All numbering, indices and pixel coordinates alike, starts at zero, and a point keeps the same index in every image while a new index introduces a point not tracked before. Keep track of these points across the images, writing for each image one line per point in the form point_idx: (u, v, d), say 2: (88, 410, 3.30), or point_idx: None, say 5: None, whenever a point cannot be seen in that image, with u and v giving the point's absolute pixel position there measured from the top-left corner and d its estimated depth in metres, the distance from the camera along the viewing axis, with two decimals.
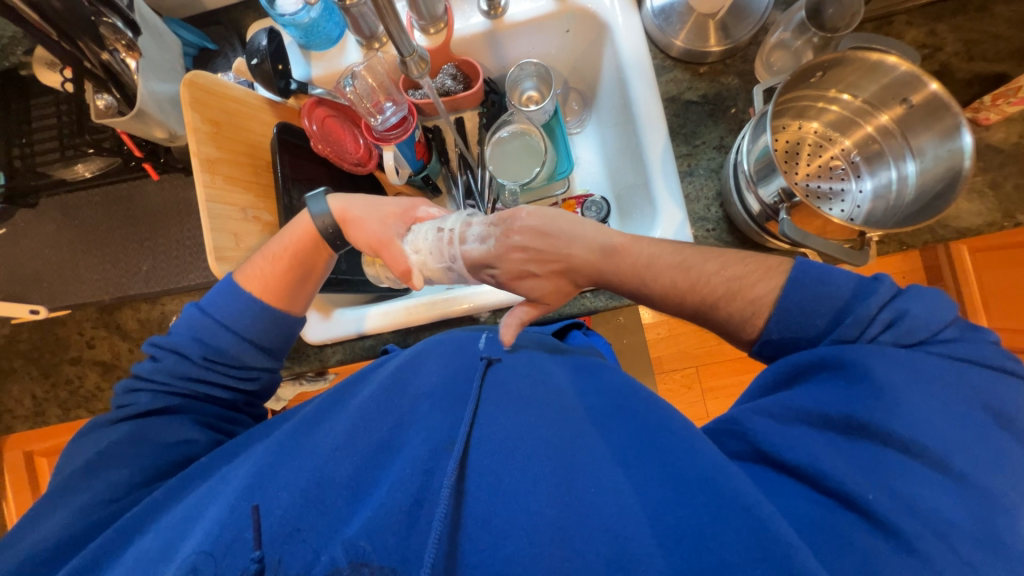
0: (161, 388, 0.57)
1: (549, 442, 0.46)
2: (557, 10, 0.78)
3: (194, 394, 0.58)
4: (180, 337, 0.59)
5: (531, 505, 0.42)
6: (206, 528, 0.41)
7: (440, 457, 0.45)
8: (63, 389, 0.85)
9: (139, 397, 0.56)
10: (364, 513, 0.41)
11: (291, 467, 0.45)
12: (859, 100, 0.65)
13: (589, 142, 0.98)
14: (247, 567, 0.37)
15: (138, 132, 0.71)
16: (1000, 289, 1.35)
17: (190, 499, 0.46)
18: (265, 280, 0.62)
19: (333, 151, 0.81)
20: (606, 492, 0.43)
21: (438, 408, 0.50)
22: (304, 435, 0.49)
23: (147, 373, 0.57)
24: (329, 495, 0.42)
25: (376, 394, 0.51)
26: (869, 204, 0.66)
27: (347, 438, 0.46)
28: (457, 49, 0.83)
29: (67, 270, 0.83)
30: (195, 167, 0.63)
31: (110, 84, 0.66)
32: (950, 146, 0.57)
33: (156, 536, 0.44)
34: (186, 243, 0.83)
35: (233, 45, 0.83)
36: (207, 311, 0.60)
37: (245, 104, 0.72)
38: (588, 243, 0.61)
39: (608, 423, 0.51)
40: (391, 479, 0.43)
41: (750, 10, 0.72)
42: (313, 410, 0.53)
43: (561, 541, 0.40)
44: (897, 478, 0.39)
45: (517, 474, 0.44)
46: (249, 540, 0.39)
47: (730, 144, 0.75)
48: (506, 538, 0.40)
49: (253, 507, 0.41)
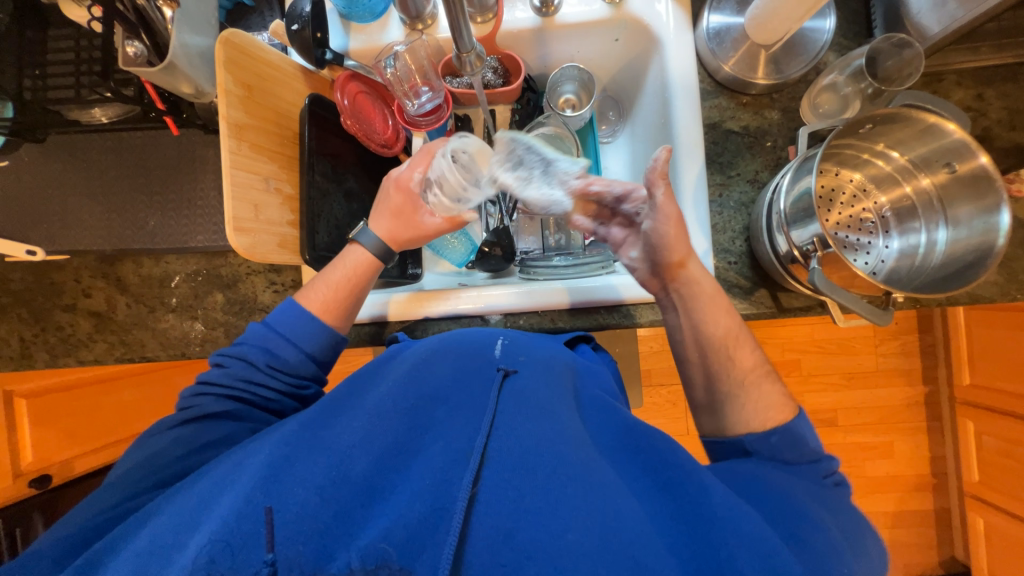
0: (224, 388, 0.62)
1: (568, 460, 0.50)
2: (611, 17, 0.76)
3: (245, 395, 0.63)
4: (248, 347, 0.65)
5: (557, 530, 0.44)
6: (221, 515, 0.43)
7: (458, 465, 0.49)
8: (52, 335, 0.83)
9: (204, 399, 0.62)
10: (381, 520, 0.45)
11: (308, 463, 0.48)
12: (905, 158, 0.66)
13: (620, 153, 0.97)
14: (259, 568, 0.40)
15: (164, 85, 0.68)
16: (987, 349, 1.40)
17: (207, 482, 0.50)
18: (324, 302, 0.68)
19: (361, 129, 0.78)
20: (620, 520, 0.46)
21: (455, 417, 0.56)
22: (319, 429, 0.53)
23: (218, 378, 0.63)
24: (347, 489, 0.47)
25: (394, 395, 0.56)
26: (894, 261, 0.66)
27: (365, 437, 0.51)
28: (502, 41, 0.81)
29: (70, 215, 0.80)
30: (223, 132, 0.61)
31: (140, 29, 0.63)
32: (986, 220, 0.57)
33: (163, 525, 0.46)
34: (197, 202, 0.80)
35: (270, 2, 0.79)
36: (273, 325, 0.66)
37: (279, 70, 0.69)
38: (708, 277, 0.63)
39: (615, 454, 0.55)
40: (408, 486, 0.48)
41: (807, 47, 0.71)
42: (326, 403, 0.58)
43: (586, 565, 0.41)
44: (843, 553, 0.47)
45: (536, 494, 0.47)
46: (263, 539, 0.42)
47: (764, 180, 0.75)
48: (522, 553, 0.43)
49: (266, 507, 0.43)
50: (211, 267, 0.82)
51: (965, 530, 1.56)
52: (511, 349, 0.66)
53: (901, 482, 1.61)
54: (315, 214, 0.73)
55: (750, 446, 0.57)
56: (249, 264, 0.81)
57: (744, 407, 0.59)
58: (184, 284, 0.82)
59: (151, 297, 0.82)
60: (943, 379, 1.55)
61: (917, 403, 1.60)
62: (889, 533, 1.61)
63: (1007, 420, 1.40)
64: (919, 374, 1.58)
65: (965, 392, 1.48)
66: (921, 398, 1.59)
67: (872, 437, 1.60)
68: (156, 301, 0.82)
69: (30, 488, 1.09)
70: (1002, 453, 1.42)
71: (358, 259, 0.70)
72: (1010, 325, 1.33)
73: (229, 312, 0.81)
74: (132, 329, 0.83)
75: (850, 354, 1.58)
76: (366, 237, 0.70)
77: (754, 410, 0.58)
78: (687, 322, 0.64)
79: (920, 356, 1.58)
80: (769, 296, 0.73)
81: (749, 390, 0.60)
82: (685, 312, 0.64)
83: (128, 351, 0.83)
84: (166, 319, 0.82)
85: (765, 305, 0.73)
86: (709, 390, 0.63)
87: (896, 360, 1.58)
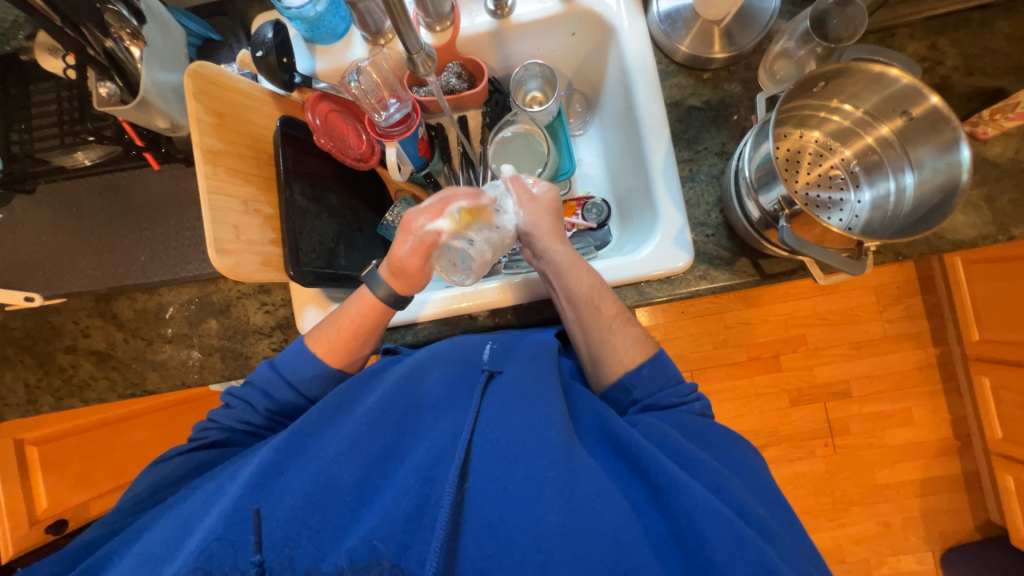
0: (230, 427, 0.68)
1: (552, 456, 0.53)
2: (564, 12, 0.79)
3: (254, 433, 0.69)
4: (252, 387, 0.68)
5: (536, 515, 0.49)
6: (209, 524, 0.49)
7: (442, 463, 0.54)
8: (55, 377, 0.85)
9: (208, 433, 0.67)
10: (368, 520, 0.50)
11: (296, 471, 0.54)
12: (860, 110, 0.66)
13: (591, 144, 0.99)
14: (248, 568, 0.46)
15: (140, 121, 0.71)
16: (990, 301, 1.37)
17: (203, 493, 0.56)
18: (333, 348, 0.69)
19: (337, 147, 0.81)
20: (598, 504, 0.51)
21: (441, 421, 0.59)
22: (310, 440, 0.58)
23: (220, 416, 0.68)
24: (333, 496, 0.52)
25: (381, 404, 0.59)
26: (868, 214, 0.67)
27: (351, 445, 0.55)
28: (464, 48, 0.83)
29: (63, 258, 0.82)
30: (198, 158, 0.63)
31: (113, 71, 0.66)
32: (948, 159, 0.58)
33: (161, 535, 0.52)
34: (185, 233, 0.82)
35: (237, 35, 0.83)
36: (277, 367, 0.69)
37: (250, 96, 0.72)
38: (566, 244, 0.71)
39: (597, 446, 0.59)
40: (395, 487, 0.52)
41: (755, 18, 0.73)
42: (312, 416, 0.60)
43: (563, 546, 0.48)
44: (804, 542, 0.54)
45: (521, 482, 0.52)
46: (250, 542, 0.48)
47: (731, 151, 0.76)
48: (505, 541, 0.49)
49: (254, 509, 0.50)
50: (203, 295, 0.84)
51: (996, 492, 1.51)
52: (498, 351, 0.67)
53: (924, 447, 1.58)
54: (297, 231, 0.75)
55: (627, 383, 0.64)
56: (240, 287, 0.83)
57: (616, 348, 0.66)
58: (178, 314, 0.84)
59: (147, 330, 0.84)
60: (953, 339, 1.53)
61: (928, 366, 1.57)
62: (918, 502, 1.57)
63: (1022, 372, 1.35)
64: (928, 336, 1.57)
65: (977, 349, 1.45)
66: (932, 360, 1.57)
67: (888, 405, 1.58)
68: (152, 334, 0.84)
69: (46, 533, 1.11)
70: (1020, 406, 1.37)
71: (366, 303, 0.70)
72: (1010, 273, 1.30)
73: (223, 336, 0.83)
74: (132, 363, 0.84)
75: (854, 322, 1.57)
76: (378, 284, 0.70)
77: (624, 349, 0.66)
78: (558, 290, 0.70)
79: (926, 317, 1.56)
80: (750, 264, 0.73)
81: (616, 332, 0.67)
82: (555, 274, 0.70)
83: (130, 386, 0.84)
84: (163, 350, 0.83)
85: (747, 274, 0.73)
86: (586, 342, 0.69)
87: (902, 325, 1.57)
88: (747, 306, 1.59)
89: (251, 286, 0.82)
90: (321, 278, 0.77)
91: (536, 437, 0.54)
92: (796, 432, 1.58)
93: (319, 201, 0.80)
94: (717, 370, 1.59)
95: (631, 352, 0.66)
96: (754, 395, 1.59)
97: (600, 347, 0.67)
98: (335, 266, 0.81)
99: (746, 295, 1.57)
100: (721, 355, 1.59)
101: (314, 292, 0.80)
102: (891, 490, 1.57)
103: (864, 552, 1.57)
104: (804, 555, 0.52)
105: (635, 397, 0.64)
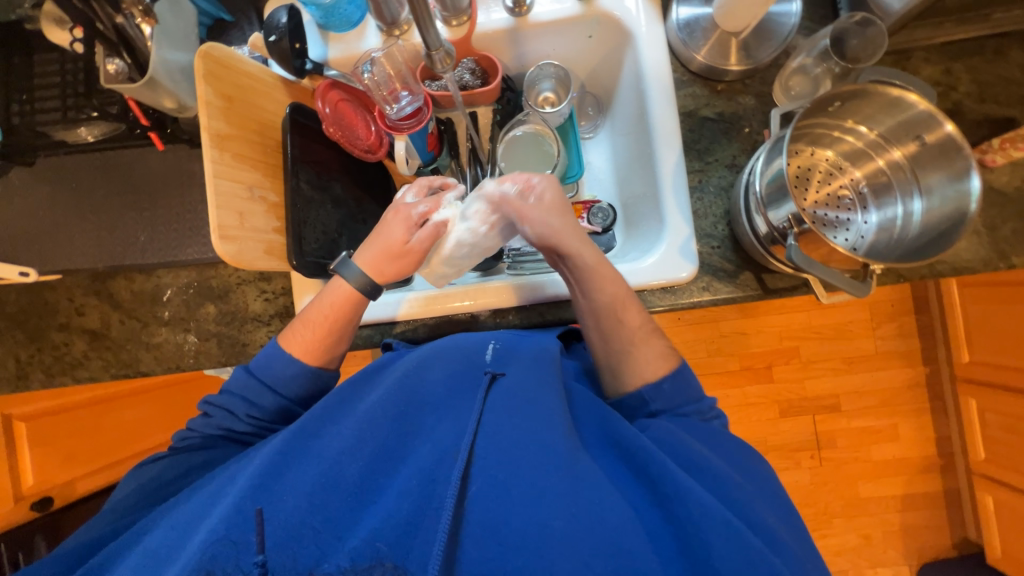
0: (210, 435, 0.67)
1: (553, 463, 0.53)
2: (583, 13, 0.78)
3: (236, 438, 0.68)
4: (231, 396, 0.67)
5: (542, 520, 0.50)
6: (211, 524, 0.49)
7: (446, 464, 0.54)
8: (48, 354, 0.84)
9: (190, 439, 0.67)
10: (370, 521, 0.51)
11: (297, 471, 0.54)
12: (875, 132, 0.67)
13: (601, 148, 0.98)
14: (251, 568, 0.48)
15: (146, 100, 0.70)
16: (982, 325, 1.39)
17: (202, 494, 0.56)
18: (308, 345, 0.68)
19: (344, 136, 0.80)
20: (602, 511, 0.51)
21: (443, 421, 0.58)
22: (310, 438, 0.57)
23: (197, 424, 0.67)
24: (335, 494, 0.52)
25: (382, 403, 0.59)
26: (873, 235, 0.68)
27: (353, 444, 0.55)
28: (479, 44, 0.82)
29: (61, 234, 0.81)
30: (205, 142, 0.62)
31: (122, 48, 0.65)
32: (957, 187, 0.58)
33: (162, 536, 0.52)
34: (186, 216, 0.81)
35: (249, 17, 0.82)
36: (252, 369, 0.68)
37: (260, 81, 0.71)
38: (587, 249, 0.67)
39: (601, 450, 0.59)
40: (396, 488, 0.53)
41: (776, 31, 0.72)
42: (312, 414, 0.60)
43: (569, 552, 0.48)
44: (804, 542, 0.55)
45: (523, 488, 0.52)
46: (253, 543, 0.49)
47: (742, 164, 0.76)
48: (508, 548, 0.49)
49: (257, 509, 0.50)
50: (201, 279, 0.83)
51: (975, 511, 1.54)
52: (502, 352, 0.67)
53: (908, 463, 1.60)
54: (301, 220, 0.74)
55: (645, 395, 0.64)
56: (239, 274, 0.82)
57: (639, 360, 0.65)
58: (175, 297, 0.83)
59: (143, 312, 0.83)
60: (943, 359, 1.55)
61: (917, 384, 1.59)
62: (899, 517, 1.60)
63: (1009, 396, 1.37)
64: (919, 355, 1.58)
65: (965, 370, 1.47)
66: (921, 379, 1.59)
67: (875, 421, 1.60)
68: (148, 316, 0.83)
69: (32, 510, 1.10)
70: (1004, 429, 1.40)
71: (341, 291, 0.69)
72: (1003, 298, 1.32)
73: (220, 322, 0.82)
74: (126, 345, 0.83)
75: (847, 338, 1.59)
76: (354, 275, 0.69)
77: (647, 362, 0.65)
78: (580, 295, 0.68)
79: (918, 336, 1.58)
80: (754, 278, 0.74)
81: (640, 344, 0.66)
82: (575, 285, 0.68)
83: (124, 368, 0.83)
84: (158, 333, 0.83)
85: (750, 288, 0.74)
86: (608, 353, 0.68)
87: (894, 343, 1.58)
88: (743, 316, 1.60)
89: (251, 274, 0.81)
90: (323, 268, 0.76)
91: (538, 444, 0.54)
92: (784, 444, 1.60)
93: (324, 191, 0.80)
94: (710, 378, 1.61)
95: (645, 360, 0.65)
96: (745, 405, 1.60)
97: (620, 357, 0.66)
98: (337, 258, 0.80)
99: (743, 305, 1.58)
100: (714, 363, 1.60)
101: (315, 282, 0.80)
102: (874, 504, 1.60)
103: (843, 563, 1.60)
104: (805, 552, 0.53)
105: (653, 409, 0.64)
